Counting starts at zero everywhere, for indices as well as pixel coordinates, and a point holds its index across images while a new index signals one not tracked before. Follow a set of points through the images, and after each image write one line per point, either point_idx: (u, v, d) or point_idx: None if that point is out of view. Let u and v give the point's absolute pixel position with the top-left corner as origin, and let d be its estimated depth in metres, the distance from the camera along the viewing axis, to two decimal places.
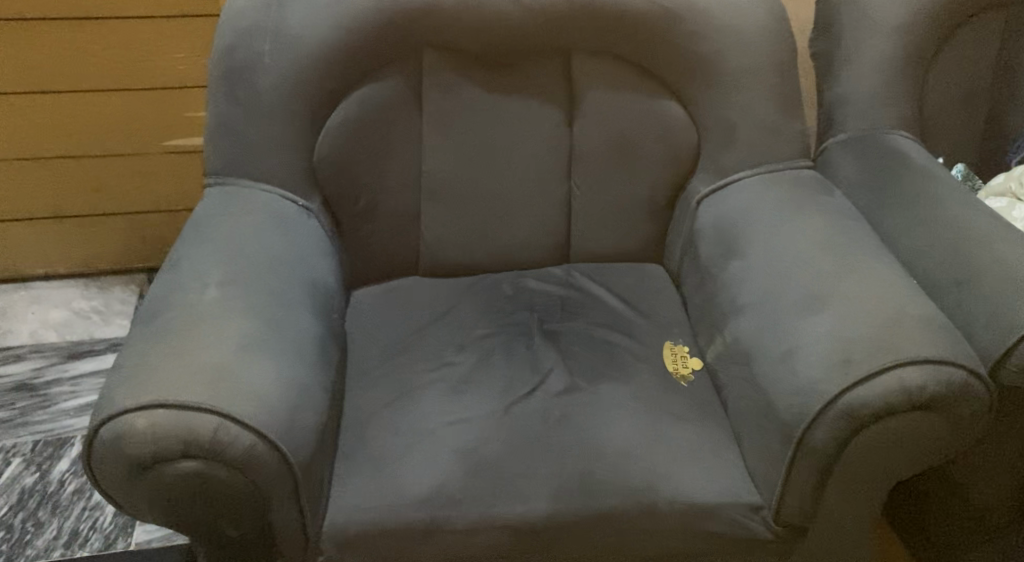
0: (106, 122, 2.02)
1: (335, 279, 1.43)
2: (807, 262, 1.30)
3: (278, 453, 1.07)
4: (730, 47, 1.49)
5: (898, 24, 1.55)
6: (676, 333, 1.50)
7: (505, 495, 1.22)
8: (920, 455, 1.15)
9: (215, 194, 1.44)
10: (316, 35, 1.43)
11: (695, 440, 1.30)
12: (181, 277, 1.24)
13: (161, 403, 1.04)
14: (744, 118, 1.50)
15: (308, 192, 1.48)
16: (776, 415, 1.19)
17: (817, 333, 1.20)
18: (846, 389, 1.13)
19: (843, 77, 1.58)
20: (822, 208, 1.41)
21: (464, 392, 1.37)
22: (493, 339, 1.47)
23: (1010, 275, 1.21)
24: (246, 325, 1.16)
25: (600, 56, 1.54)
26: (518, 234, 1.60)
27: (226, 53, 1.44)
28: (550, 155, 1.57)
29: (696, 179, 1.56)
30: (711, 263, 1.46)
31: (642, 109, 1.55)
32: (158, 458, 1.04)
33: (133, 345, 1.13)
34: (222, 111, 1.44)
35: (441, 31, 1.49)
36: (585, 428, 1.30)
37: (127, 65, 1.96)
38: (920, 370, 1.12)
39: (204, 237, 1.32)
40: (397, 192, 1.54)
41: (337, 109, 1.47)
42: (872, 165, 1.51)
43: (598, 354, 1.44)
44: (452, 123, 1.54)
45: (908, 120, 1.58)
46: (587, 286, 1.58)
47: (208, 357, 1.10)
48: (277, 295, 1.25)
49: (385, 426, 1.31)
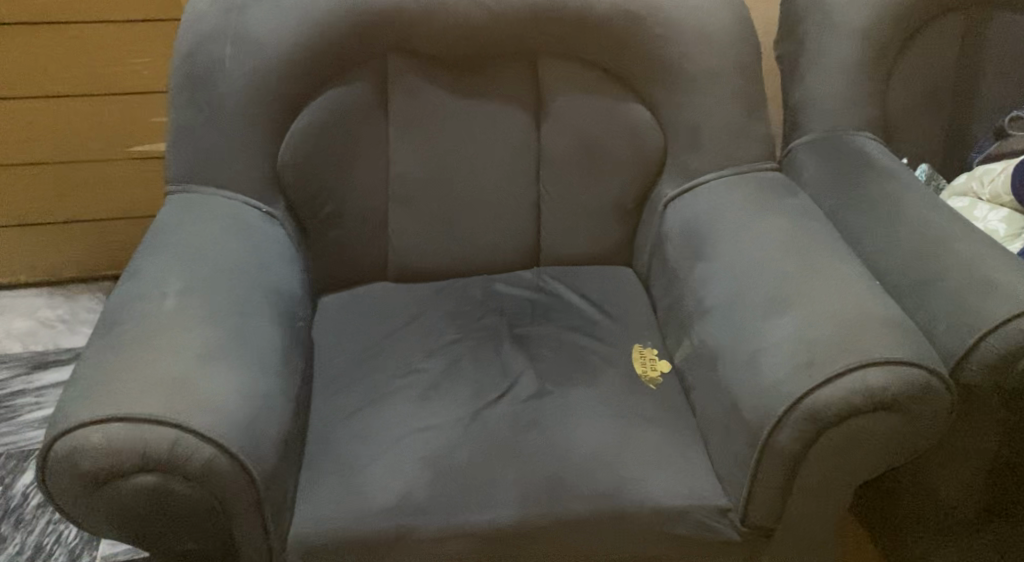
0: (68, 129, 1.99)
1: (300, 285, 1.42)
2: (772, 263, 1.31)
3: (238, 465, 1.06)
4: (695, 49, 1.49)
5: (861, 25, 1.55)
6: (645, 335, 1.50)
7: (472, 502, 1.22)
8: (884, 457, 1.15)
9: (177, 201, 1.42)
10: (278, 40, 1.41)
11: (664, 443, 1.30)
12: (141, 287, 1.22)
13: (117, 417, 1.03)
14: (710, 121, 1.50)
15: (272, 198, 1.47)
16: (743, 417, 1.19)
17: (781, 335, 1.20)
18: (808, 392, 1.13)
19: (808, 79, 1.59)
20: (787, 209, 1.42)
21: (431, 398, 1.36)
22: (461, 344, 1.46)
23: (972, 274, 1.22)
24: (209, 334, 1.15)
25: (565, 59, 1.54)
26: (486, 238, 1.59)
27: (187, 58, 1.42)
28: (517, 159, 1.57)
29: (664, 181, 1.56)
30: (678, 265, 1.46)
31: (609, 112, 1.54)
32: (114, 474, 1.02)
33: (93, 357, 1.11)
34: (184, 117, 1.43)
35: (405, 34, 1.48)
36: (554, 433, 1.30)
37: (90, 70, 1.93)
38: (882, 370, 1.12)
39: (164, 245, 1.31)
40: (363, 197, 1.53)
41: (301, 114, 1.46)
42: (836, 166, 1.51)
43: (567, 358, 1.43)
44: (418, 127, 1.53)
45: (872, 120, 1.59)
46: (556, 290, 1.58)
47: (167, 368, 1.08)
48: (240, 303, 1.23)
49: (352, 434, 1.30)
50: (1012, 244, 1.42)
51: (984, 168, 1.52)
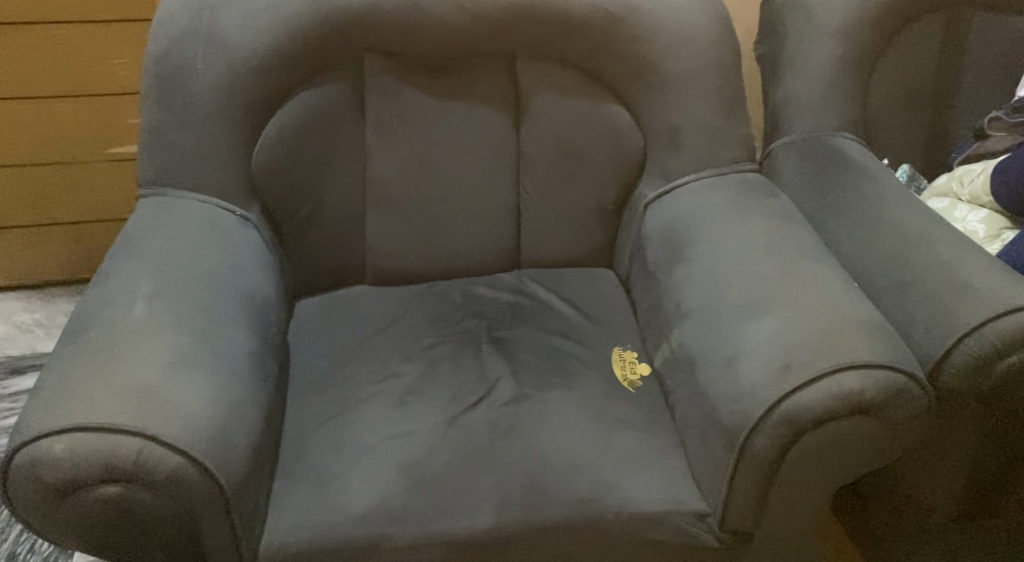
0: (43, 130, 1.97)
1: (274, 290, 1.40)
2: (751, 266, 1.29)
3: (207, 475, 1.05)
4: (674, 50, 1.48)
5: (841, 25, 1.54)
6: (625, 338, 1.49)
7: (448, 510, 1.20)
8: (861, 461, 1.14)
9: (148, 204, 1.40)
10: (250, 41, 1.39)
11: (642, 448, 1.28)
12: (110, 292, 1.20)
13: (80, 426, 1.01)
14: (690, 122, 1.49)
15: (246, 201, 1.45)
16: (720, 422, 1.18)
17: (759, 338, 1.19)
18: (785, 396, 1.12)
19: (788, 80, 1.58)
20: (766, 211, 1.40)
21: (408, 403, 1.34)
22: (439, 348, 1.45)
23: (952, 276, 1.21)
24: (177, 341, 1.14)
25: (543, 60, 1.53)
26: (465, 240, 1.58)
27: (158, 60, 1.40)
28: (496, 161, 1.55)
29: (644, 183, 1.55)
30: (658, 268, 1.44)
31: (588, 113, 1.53)
32: (77, 485, 1.01)
33: (59, 364, 1.10)
34: (156, 119, 1.40)
35: (381, 35, 1.46)
36: (531, 438, 1.29)
37: (65, 71, 1.91)
38: (859, 374, 1.11)
39: (134, 250, 1.29)
40: (340, 199, 1.51)
41: (276, 116, 1.44)
42: (816, 167, 1.50)
43: (546, 362, 1.42)
44: (395, 128, 1.51)
45: (852, 121, 1.58)
46: (536, 293, 1.56)
47: (133, 377, 1.07)
48: (211, 309, 1.22)
49: (327, 440, 1.29)
50: (990, 246, 1.41)
51: (965, 168, 1.52)
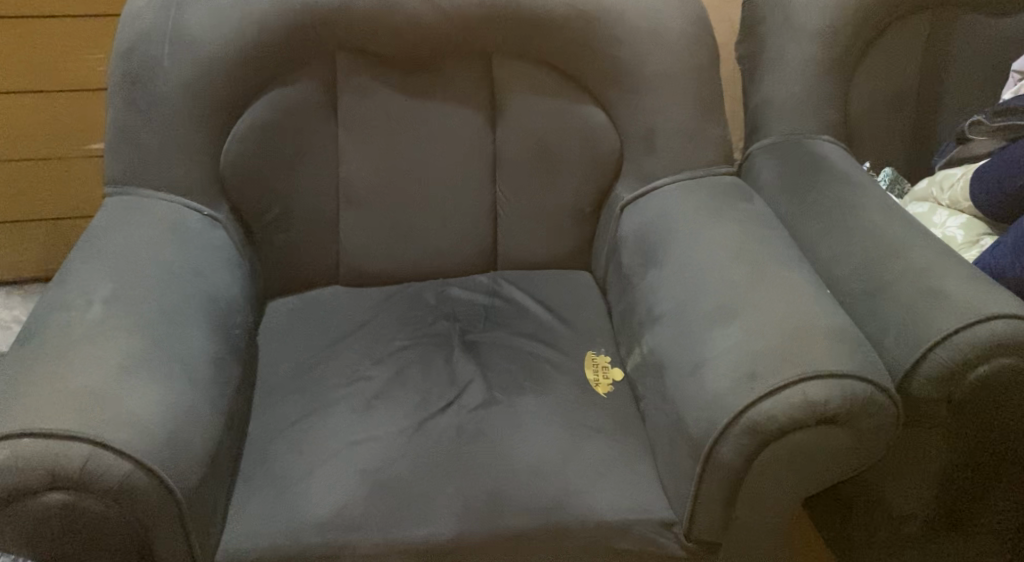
0: (17, 128, 1.93)
1: (240, 291, 1.38)
2: (721, 272, 1.27)
3: (157, 482, 1.04)
4: (651, 51, 1.45)
5: (821, 26, 1.52)
6: (599, 342, 1.47)
7: (410, 517, 1.18)
8: (829, 471, 1.12)
9: (113, 203, 1.39)
10: (218, 39, 1.37)
11: (610, 453, 1.27)
12: (67, 294, 1.20)
13: (27, 432, 1.02)
14: (666, 124, 1.47)
15: (215, 200, 1.43)
16: (686, 430, 1.16)
17: (727, 345, 1.16)
18: (750, 406, 1.10)
19: (768, 82, 1.55)
20: (741, 215, 1.38)
21: (375, 408, 1.33)
22: (409, 351, 1.43)
23: (926, 283, 1.19)
24: (133, 345, 1.14)
25: (519, 60, 1.50)
26: (439, 241, 1.56)
27: (124, 57, 1.38)
28: (470, 161, 1.53)
29: (620, 185, 1.53)
30: (632, 271, 1.42)
31: (563, 114, 1.51)
32: (23, 491, 1.01)
33: (13, 370, 1.10)
34: (122, 118, 1.39)
35: (352, 33, 1.43)
36: (497, 443, 1.27)
37: (34, 69, 1.87)
38: (825, 384, 1.09)
39: (94, 251, 1.28)
40: (312, 199, 1.49)
41: (245, 115, 1.42)
42: (793, 170, 1.48)
43: (516, 366, 1.40)
44: (367, 128, 1.49)
45: (833, 124, 1.56)
46: (510, 295, 1.54)
47: (84, 381, 1.07)
48: (168, 311, 1.21)
49: (290, 445, 1.27)
50: (968, 252, 1.39)
51: (945, 173, 1.50)
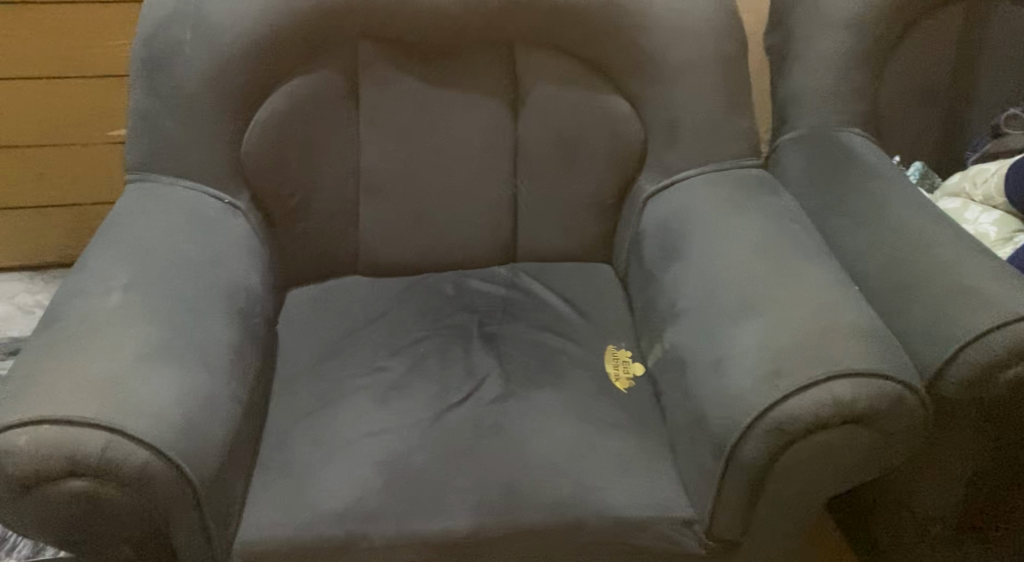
0: (40, 112, 1.93)
1: (259, 280, 1.37)
2: (745, 267, 1.25)
3: (176, 471, 1.04)
4: (676, 41, 1.43)
5: (851, 18, 1.49)
6: (619, 337, 1.45)
7: (426, 510, 1.17)
8: (854, 472, 1.10)
9: (134, 190, 1.39)
10: (239, 26, 1.36)
11: (629, 449, 1.25)
12: (86, 282, 1.20)
13: (47, 419, 1.01)
14: (691, 115, 1.44)
15: (235, 189, 1.42)
16: (707, 427, 1.14)
17: (751, 342, 1.14)
18: (773, 404, 1.07)
19: (795, 73, 1.52)
20: (766, 209, 1.36)
21: (392, 399, 1.32)
22: (427, 343, 1.42)
23: (955, 282, 1.16)
24: (152, 333, 1.13)
25: (542, 49, 1.48)
26: (459, 231, 1.54)
27: (146, 43, 1.38)
28: (491, 151, 1.51)
29: (644, 177, 1.51)
30: (654, 265, 1.40)
31: (586, 104, 1.49)
32: (42, 479, 1.00)
33: (32, 356, 1.09)
34: (143, 105, 1.38)
35: (373, 21, 1.42)
36: (515, 437, 1.26)
37: (57, 53, 1.87)
38: (852, 383, 1.06)
39: (114, 238, 1.28)
40: (331, 189, 1.48)
41: (265, 103, 1.41)
42: (821, 164, 1.45)
43: (535, 360, 1.39)
44: (388, 117, 1.48)
45: (862, 117, 1.53)
46: (530, 288, 1.53)
47: (103, 369, 1.06)
48: (187, 300, 1.21)
49: (307, 436, 1.27)
50: (1002, 249, 1.36)
51: (978, 168, 1.47)
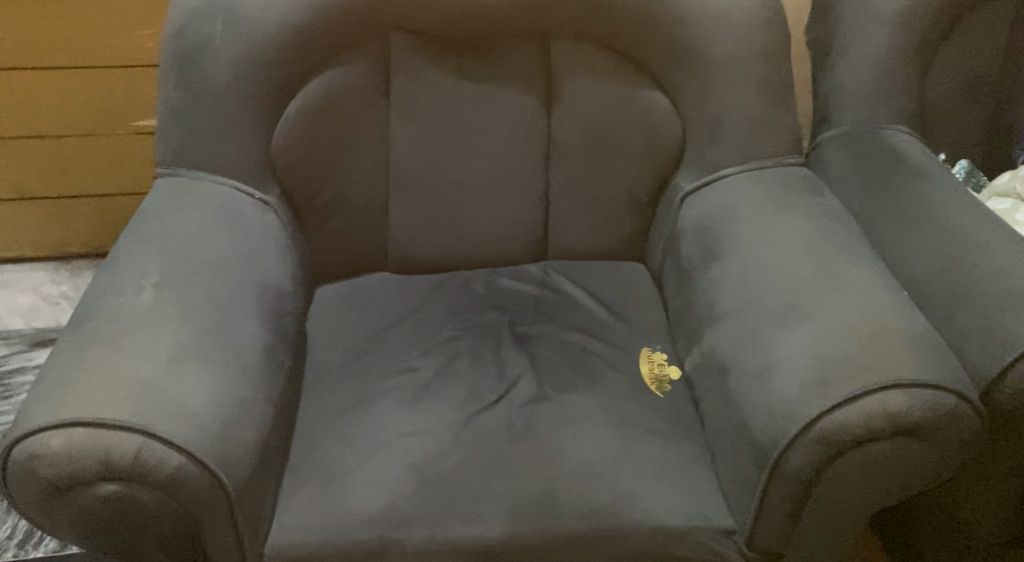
0: (67, 102, 1.91)
1: (289, 277, 1.35)
2: (790, 270, 1.21)
3: (209, 474, 1.02)
4: (718, 35, 1.39)
5: (898, 12, 1.44)
6: (654, 338, 1.42)
7: (459, 516, 1.15)
8: (904, 484, 1.06)
9: (164, 185, 1.36)
10: (271, 18, 1.33)
11: (666, 455, 1.22)
12: (116, 279, 1.18)
13: (80, 421, 0.99)
14: (732, 112, 1.41)
15: (265, 184, 1.40)
16: (750, 436, 1.11)
17: (798, 348, 1.11)
18: (822, 414, 1.04)
19: (838, 68, 1.48)
20: (810, 209, 1.32)
21: (424, 400, 1.30)
22: (458, 343, 1.39)
23: (1009, 287, 1.13)
24: (184, 332, 1.11)
25: (578, 42, 1.45)
26: (491, 228, 1.51)
27: (176, 35, 1.35)
28: (525, 146, 1.48)
29: (681, 174, 1.47)
30: (692, 265, 1.37)
31: (623, 99, 1.45)
32: (74, 482, 0.98)
33: (62, 356, 1.07)
34: (173, 98, 1.36)
35: (407, 13, 1.38)
36: (550, 442, 1.23)
37: (85, 43, 1.84)
38: (905, 394, 1.03)
39: (145, 234, 1.26)
40: (362, 184, 1.46)
41: (296, 97, 1.38)
42: (866, 163, 1.41)
43: (569, 361, 1.36)
44: (420, 111, 1.44)
45: (907, 113, 1.48)
46: (562, 286, 1.50)
47: (136, 370, 1.04)
48: (218, 299, 1.18)
49: (338, 436, 1.25)
50: None
51: None
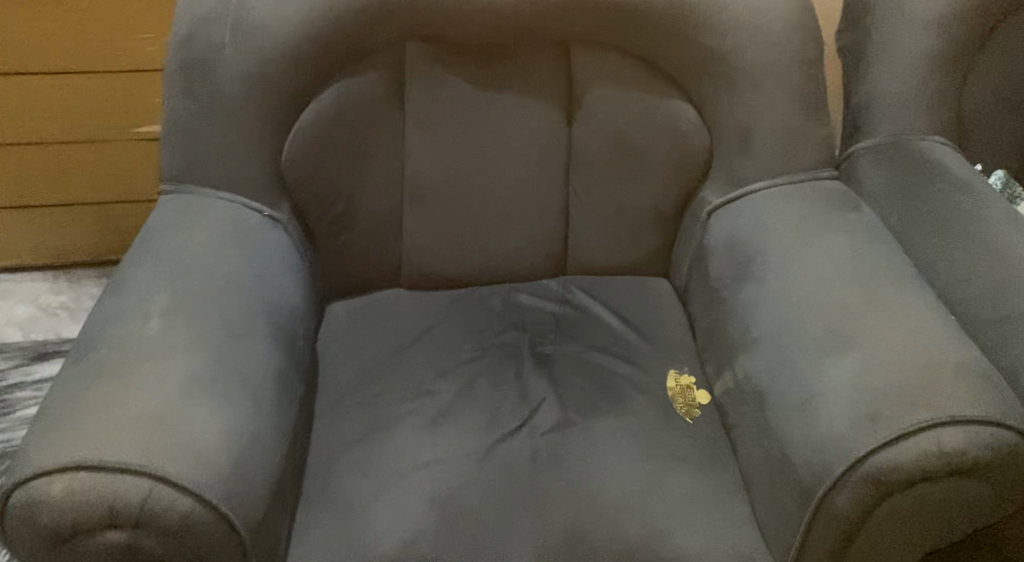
0: (68, 107, 1.84)
1: (301, 297, 1.29)
2: (831, 294, 1.16)
3: (220, 518, 0.96)
4: (750, 42, 1.33)
5: (935, 18, 1.39)
6: (682, 359, 1.36)
7: (483, 553, 1.09)
8: (957, 525, 1.01)
9: (169, 202, 1.30)
10: (282, 27, 1.27)
11: (699, 487, 1.16)
12: (122, 305, 1.11)
13: (83, 465, 0.93)
14: (764, 122, 1.35)
15: (275, 200, 1.33)
16: (792, 471, 1.05)
17: (843, 380, 1.05)
18: (872, 451, 0.98)
19: (872, 76, 1.42)
20: (847, 227, 1.26)
21: (444, 426, 1.24)
22: (477, 365, 1.33)
23: None
24: (193, 363, 1.05)
25: (601, 50, 1.38)
26: (509, 243, 1.45)
27: (183, 45, 1.29)
28: (545, 159, 1.42)
29: (708, 187, 1.41)
30: (723, 285, 1.31)
31: (649, 110, 1.39)
32: (77, 530, 0.92)
33: (64, 389, 1.01)
34: (179, 110, 1.29)
35: (424, 21, 1.32)
36: (577, 472, 1.17)
37: (87, 46, 1.78)
38: (961, 431, 0.97)
39: (151, 256, 1.19)
40: (376, 198, 1.39)
41: (308, 109, 1.32)
42: (905, 177, 1.35)
43: (594, 384, 1.30)
44: (436, 122, 1.38)
45: (944, 124, 1.42)
46: (584, 304, 1.44)
47: (143, 407, 0.98)
48: (229, 326, 1.12)
49: (355, 466, 1.19)
50: None
51: None
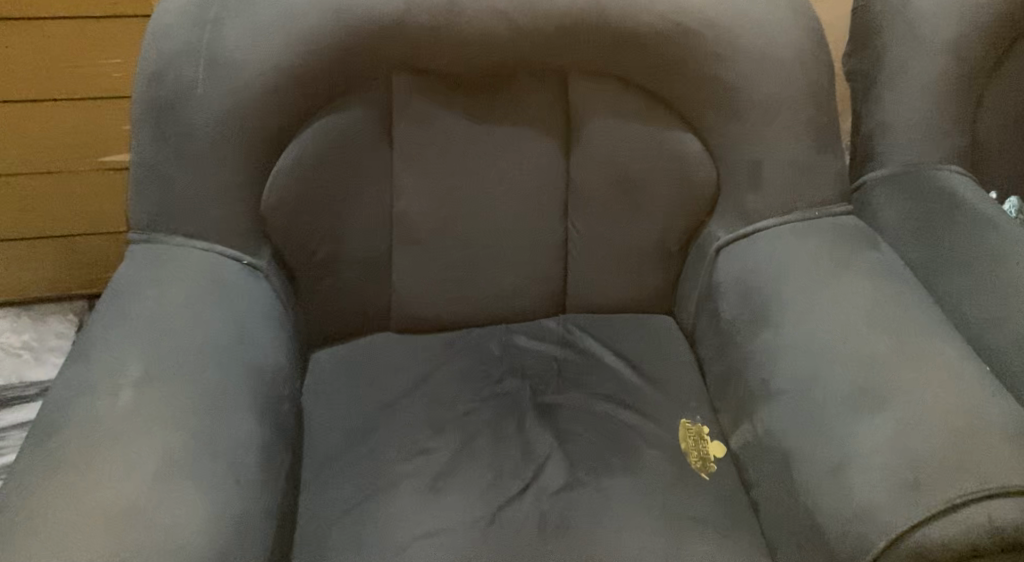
0: (28, 137, 1.73)
1: (284, 353, 1.19)
2: (858, 343, 1.08)
3: None
4: (758, 70, 1.25)
5: (949, 41, 1.32)
6: (693, 407, 1.28)
7: None
8: None
9: (140, 253, 1.20)
10: (259, 62, 1.18)
11: (720, 553, 1.09)
12: (91, 374, 1.02)
13: None
14: (774, 154, 1.27)
15: (255, 246, 1.24)
16: (825, 542, 0.98)
17: (878, 443, 0.98)
18: (916, 526, 0.91)
19: (885, 102, 1.35)
20: (868, 268, 1.19)
21: (442, 490, 1.15)
22: (476, 418, 1.25)
23: None
24: (169, 444, 0.96)
25: (601, 80, 1.29)
26: (505, 284, 1.37)
27: (152, 82, 1.19)
28: (543, 195, 1.33)
29: (715, 222, 1.34)
30: (736, 329, 1.23)
31: (652, 143, 1.31)
32: None
33: (27, 478, 0.91)
34: (150, 154, 1.19)
35: (411, 53, 1.23)
36: (588, 540, 1.09)
37: (46, 73, 1.66)
38: (1011, 503, 0.91)
39: (120, 316, 1.09)
40: (363, 241, 1.30)
41: (288, 149, 1.22)
42: (926, 214, 1.28)
43: (601, 438, 1.22)
44: (426, 159, 1.29)
45: (959, 151, 1.36)
46: (586, 346, 1.36)
47: (114, 501, 0.89)
48: (208, 394, 1.03)
49: (348, 539, 1.10)
50: None
51: None
